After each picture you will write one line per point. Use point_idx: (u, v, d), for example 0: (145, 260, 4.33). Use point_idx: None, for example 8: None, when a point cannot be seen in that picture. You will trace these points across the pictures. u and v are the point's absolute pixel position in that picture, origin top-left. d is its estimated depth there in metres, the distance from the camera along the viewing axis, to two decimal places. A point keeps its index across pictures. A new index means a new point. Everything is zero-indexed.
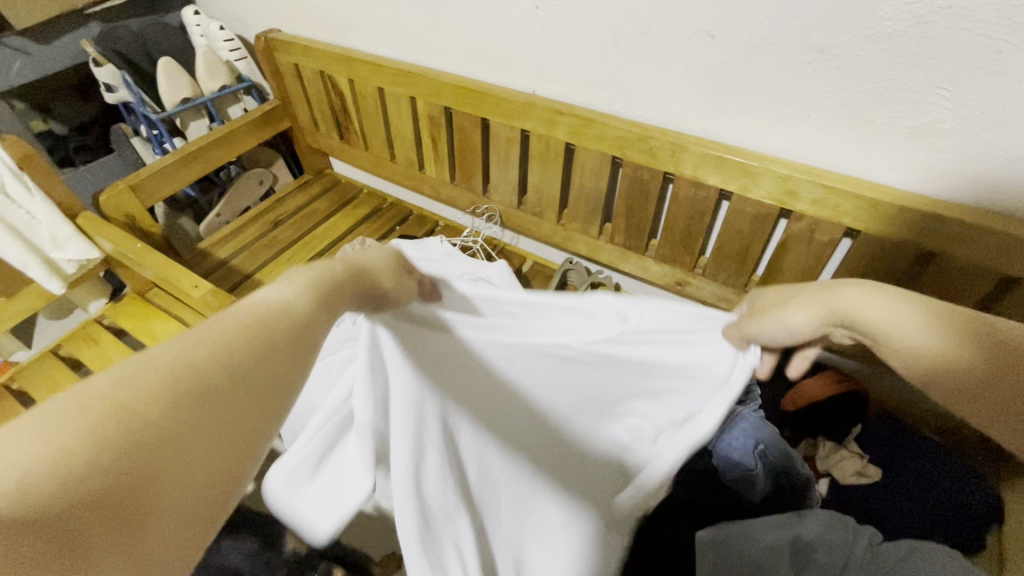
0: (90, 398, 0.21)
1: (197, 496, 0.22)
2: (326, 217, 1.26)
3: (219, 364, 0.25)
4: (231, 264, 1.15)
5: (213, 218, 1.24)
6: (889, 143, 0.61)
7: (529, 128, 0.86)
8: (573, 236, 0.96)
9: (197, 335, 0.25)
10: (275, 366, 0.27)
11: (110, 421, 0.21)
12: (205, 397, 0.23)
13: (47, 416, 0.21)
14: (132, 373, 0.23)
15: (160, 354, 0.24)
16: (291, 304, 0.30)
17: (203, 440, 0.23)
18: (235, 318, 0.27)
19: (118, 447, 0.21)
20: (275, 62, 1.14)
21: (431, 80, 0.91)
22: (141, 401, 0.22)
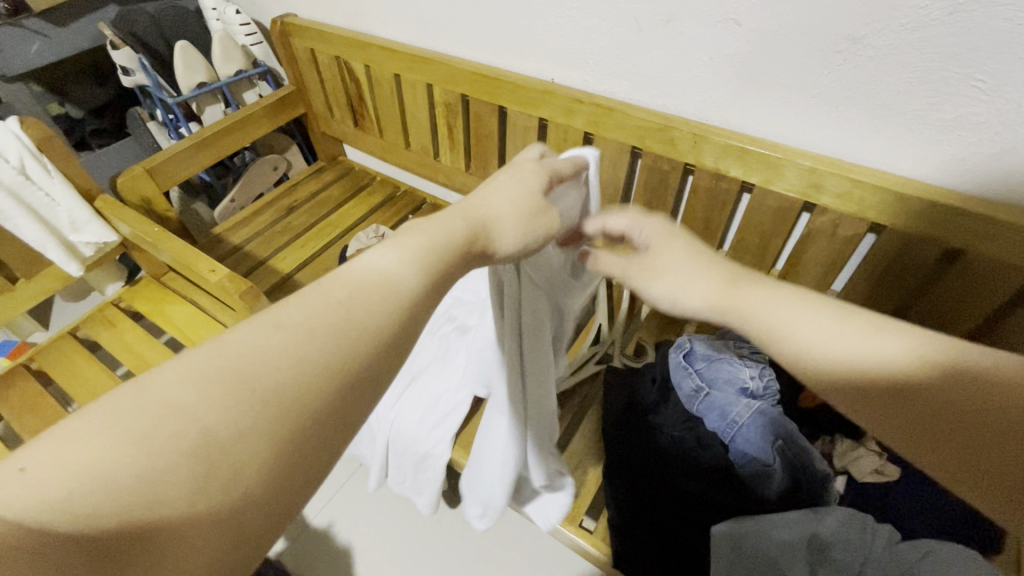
0: (157, 402, 0.25)
1: (256, 500, 0.25)
2: (340, 204, 1.26)
3: (284, 371, 0.27)
4: (246, 250, 1.15)
5: (229, 204, 1.24)
6: (919, 136, 0.60)
7: (548, 117, 0.85)
8: (589, 227, 0.95)
9: (273, 334, 0.29)
10: (342, 369, 0.29)
11: (181, 427, 0.25)
12: (267, 403, 0.26)
13: (129, 415, 0.25)
14: (202, 383, 0.26)
15: (233, 358, 0.27)
16: (382, 281, 0.33)
17: (263, 445, 0.26)
18: (312, 315, 0.30)
19: (181, 455, 0.24)
20: (290, 47, 1.14)
21: (448, 67, 0.90)
22: (205, 410, 0.25)
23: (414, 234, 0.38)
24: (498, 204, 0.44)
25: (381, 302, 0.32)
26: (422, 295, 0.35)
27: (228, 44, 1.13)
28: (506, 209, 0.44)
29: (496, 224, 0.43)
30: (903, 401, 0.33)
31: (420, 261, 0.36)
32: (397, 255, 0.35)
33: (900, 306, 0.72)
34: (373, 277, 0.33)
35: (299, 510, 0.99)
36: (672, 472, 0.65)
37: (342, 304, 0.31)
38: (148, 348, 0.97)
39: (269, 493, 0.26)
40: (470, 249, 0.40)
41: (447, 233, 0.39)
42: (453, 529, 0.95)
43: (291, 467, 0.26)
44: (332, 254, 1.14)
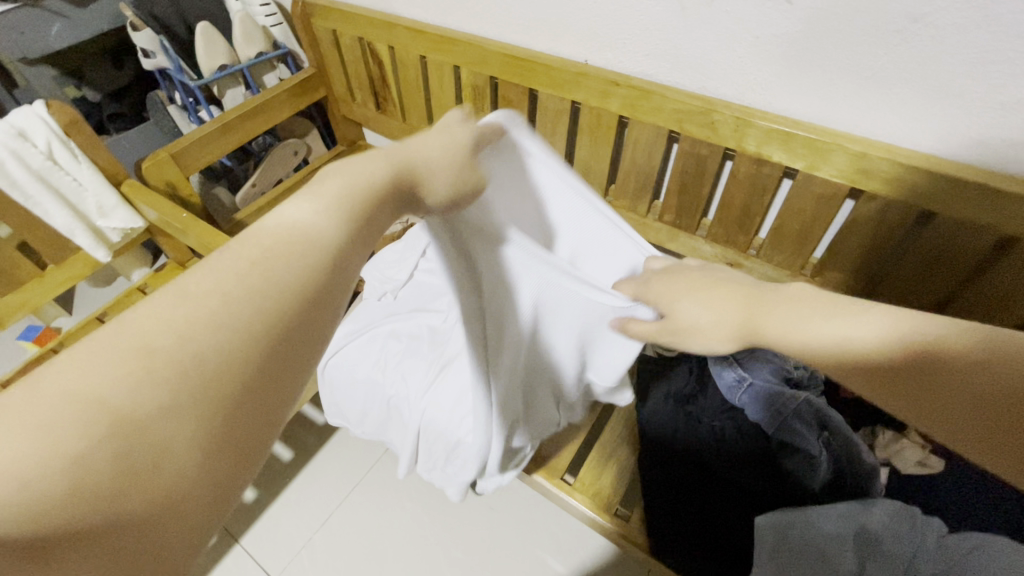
0: (66, 390, 0.20)
1: (185, 489, 0.20)
2: None
3: (204, 335, 0.22)
4: None
5: (250, 188, 1.23)
6: (978, 120, 0.58)
7: (581, 100, 0.83)
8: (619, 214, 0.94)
9: (179, 298, 0.23)
10: (269, 336, 0.23)
11: (81, 410, 0.19)
12: (189, 373, 0.21)
13: (18, 414, 0.19)
14: (119, 358, 0.21)
15: (137, 329, 0.22)
16: (314, 227, 0.28)
17: (212, 424, 0.21)
18: (227, 271, 0.24)
19: (91, 443, 0.19)
20: (311, 28, 1.11)
21: (477, 48, 0.88)
22: (113, 387, 0.20)
23: (330, 178, 0.31)
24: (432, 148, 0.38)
25: (309, 255, 0.26)
26: (355, 251, 0.29)
27: (248, 26, 1.11)
28: (435, 154, 0.38)
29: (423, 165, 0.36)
30: (914, 396, 0.33)
31: (343, 208, 0.29)
32: (316, 200, 0.29)
33: (945, 296, 0.70)
34: (295, 228, 0.27)
35: (327, 494, 0.99)
36: (711, 463, 0.64)
37: (263, 257, 0.25)
38: None
39: (199, 483, 0.21)
40: (390, 197, 0.33)
41: (372, 173, 0.33)
42: (481, 513, 0.95)
43: (246, 440, 0.23)
44: None
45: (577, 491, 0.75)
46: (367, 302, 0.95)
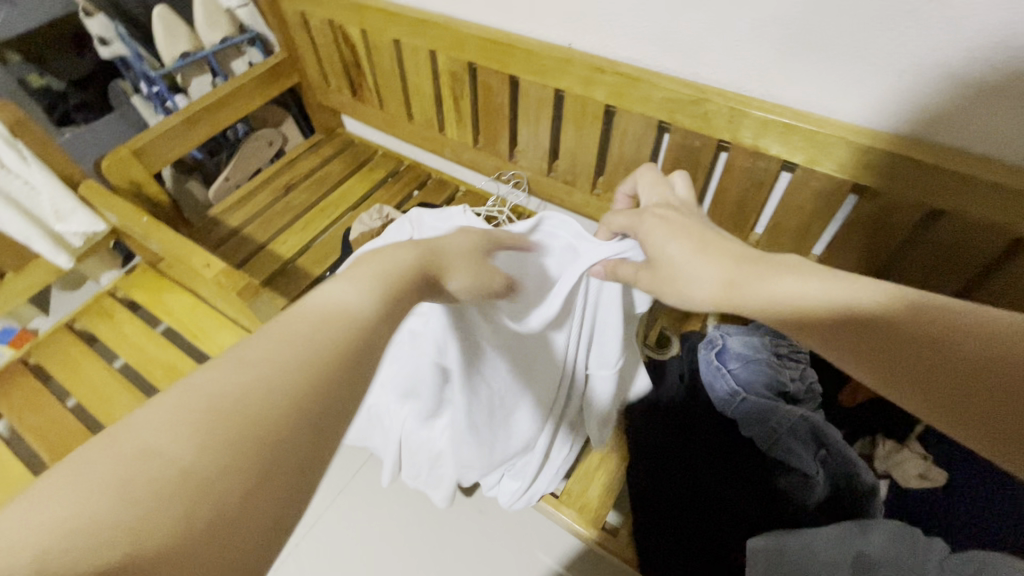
0: (132, 447, 0.22)
1: (240, 542, 0.21)
2: (340, 181, 1.19)
3: (255, 393, 0.24)
4: (243, 233, 1.09)
5: (223, 182, 1.17)
6: (999, 112, 0.52)
7: (564, 87, 0.77)
8: (608, 207, 0.88)
9: (232, 368, 0.25)
10: (316, 398, 0.25)
11: (155, 470, 0.21)
12: (235, 428, 0.23)
13: (88, 471, 0.21)
14: (177, 418, 0.23)
15: (197, 394, 0.24)
16: (352, 305, 0.31)
17: (252, 479, 0.22)
18: (277, 343, 0.27)
19: (163, 502, 0.21)
20: (278, 9, 1.04)
21: (452, 30, 0.81)
22: (185, 448, 0.22)
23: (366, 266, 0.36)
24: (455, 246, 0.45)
25: (346, 328, 0.29)
26: (385, 327, 0.31)
27: (211, 9, 1.04)
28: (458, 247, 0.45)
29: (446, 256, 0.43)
30: (890, 348, 0.34)
31: (379, 291, 0.33)
32: (353, 284, 0.33)
33: (951, 298, 0.66)
34: (332, 307, 0.30)
35: (312, 500, 0.97)
36: (697, 476, 0.62)
37: (304, 331, 0.28)
38: (147, 340, 0.93)
39: (254, 539, 0.22)
40: (417, 285, 0.37)
41: (403, 263, 0.37)
42: (470, 518, 0.93)
43: (282, 502, 0.23)
44: (334, 236, 1.08)
45: (565, 504, 0.72)
46: None
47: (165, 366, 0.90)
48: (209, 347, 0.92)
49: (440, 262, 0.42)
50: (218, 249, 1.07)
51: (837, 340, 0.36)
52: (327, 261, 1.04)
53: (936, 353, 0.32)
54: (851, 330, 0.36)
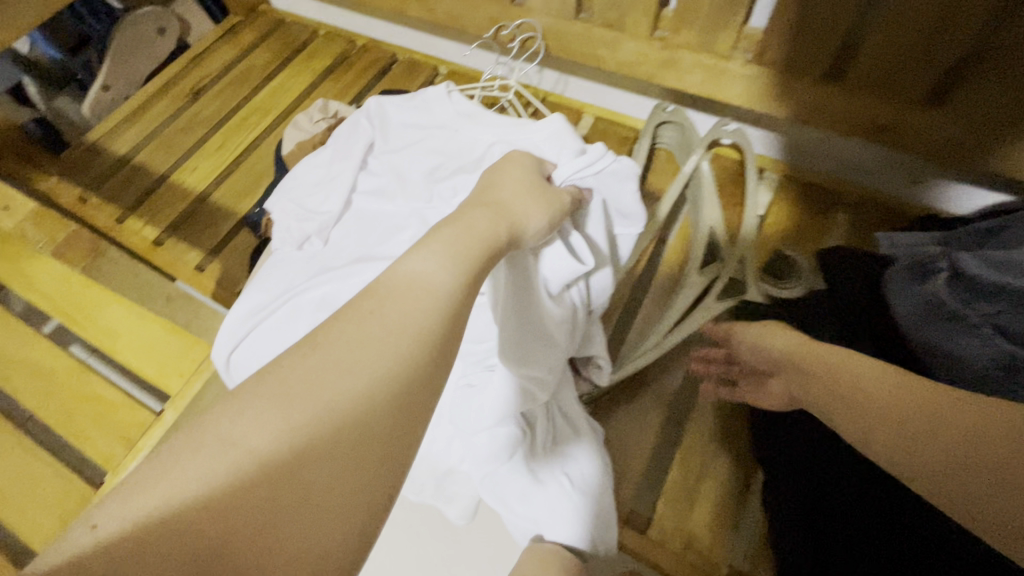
0: (219, 438, 0.22)
1: (334, 518, 0.22)
2: (268, 77, 0.84)
3: (358, 377, 0.24)
4: (137, 161, 0.76)
5: (99, 93, 0.82)
6: None
7: None
8: (677, 60, 0.55)
9: (321, 350, 0.25)
10: (403, 379, 0.25)
11: (235, 457, 0.22)
12: (326, 414, 0.23)
13: (180, 458, 0.22)
14: (275, 396, 0.23)
15: (304, 368, 0.24)
16: (432, 282, 0.28)
17: (340, 479, 0.23)
18: (353, 327, 0.26)
19: (249, 478, 0.22)
20: None
21: None
22: (270, 445, 0.22)
23: (439, 232, 0.32)
24: (508, 189, 0.39)
25: (429, 308, 0.27)
26: (471, 294, 0.29)
27: None
28: (512, 180, 0.40)
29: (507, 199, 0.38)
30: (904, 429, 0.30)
31: (452, 257, 0.30)
32: (427, 253, 0.30)
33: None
34: (415, 277, 0.28)
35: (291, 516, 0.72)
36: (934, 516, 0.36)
37: (383, 305, 0.26)
38: None
39: (349, 516, 0.23)
40: (501, 251, 0.34)
41: (484, 226, 0.34)
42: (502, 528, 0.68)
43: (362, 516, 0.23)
44: (265, 155, 0.75)
45: (654, 543, 0.46)
46: (281, 254, 0.60)
47: (30, 364, 0.61)
48: (95, 335, 0.62)
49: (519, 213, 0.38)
50: (102, 187, 0.75)
51: (863, 408, 0.32)
52: (258, 191, 0.72)
53: (887, 411, 0.31)
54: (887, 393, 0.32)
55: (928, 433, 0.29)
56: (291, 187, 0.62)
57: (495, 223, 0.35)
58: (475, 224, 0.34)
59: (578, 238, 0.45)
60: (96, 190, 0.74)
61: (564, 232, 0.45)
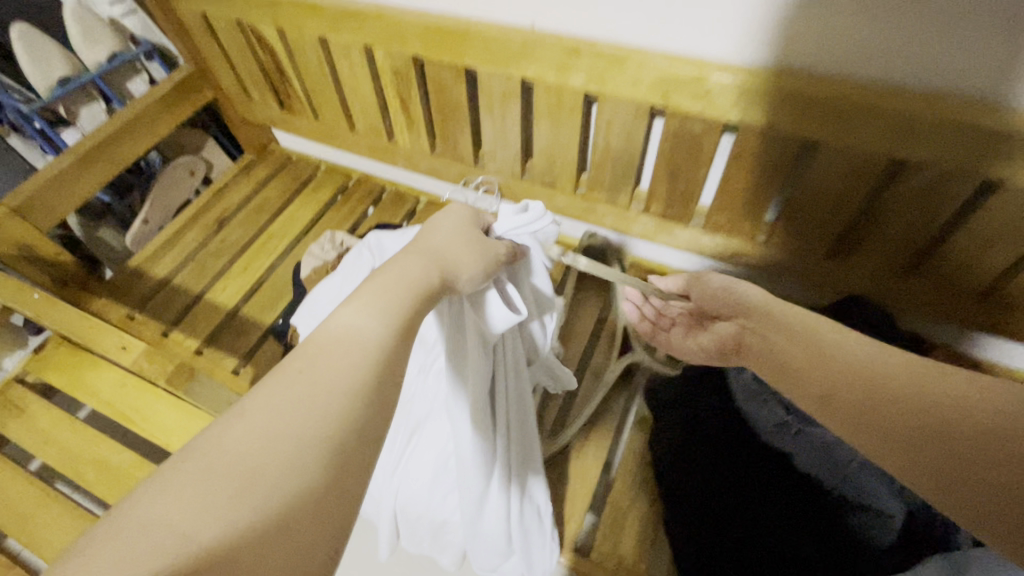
0: (138, 526, 0.22)
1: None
2: (282, 208, 1.04)
3: (286, 443, 0.26)
4: (175, 283, 0.94)
5: (141, 226, 1.00)
6: None
7: (533, 77, 0.64)
8: (595, 208, 0.78)
9: (243, 418, 0.26)
10: (340, 436, 0.27)
11: (160, 541, 0.21)
12: (253, 483, 0.24)
13: (88, 559, 0.21)
14: (188, 482, 0.24)
15: (222, 449, 0.25)
16: (363, 334, 0.32)
17: (271, 545, 0.23)
18: (285, 393, 0.28)
19: (177, 563, 0.21)
20: (174, 12, 0.87)
21: (389, 21, 0.67)
22: (199, 518, 0.22)
23: (373, 279, 0.38)
24: (445, 236, 0.46)
25: (361, 355, 0.31)
26: None
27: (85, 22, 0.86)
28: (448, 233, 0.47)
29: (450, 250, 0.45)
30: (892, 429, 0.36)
31: (393, 302, 0.36)
32: (361, 307, 0.34)
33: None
34: (346, 334, 0.32)
35: None
36: None
37: (310, 371, 0.29)
38: (69, 432, 0.78)
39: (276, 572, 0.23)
40: (437, 289, 0.40)
41: (418, 266, 0.41)
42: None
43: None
44: (283, 274, 0.93)
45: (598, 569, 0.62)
46: None
47: (97, 464, 0.75)
48: (150, 432, 0.77)
49: (458, 259, 0.45)
50: (146, 306, 0.91)
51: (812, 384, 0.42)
52: (278, 305, 0.90)
53: (870, 412, 0.37)
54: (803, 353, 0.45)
55: (916, 431, 0.35)
56: (311, 306, 0.80)
57: (431, 266, 0.41)
58: (410, 268, 0.40)
59: (512, 289, 0.54)
60: (141, 309, 0.91)
61: (501, 283, 0.54)
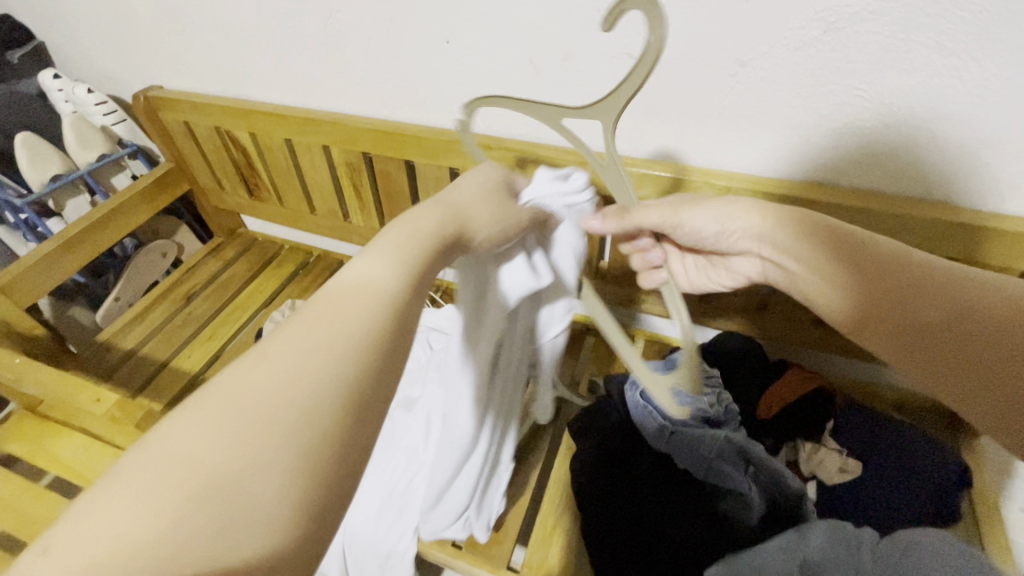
0: (174, 457, 0.26)
1: (289, 503, 0.26)
2: (246, 282, 1.15)
3: (301, 391, 0.28)
4: (142, 354, 1.01)
5: (112, 303, 1.09)
6: (842, 148, 0.61)
7: (459, 166, 0.81)
8: None
9: (267, 360, 0.29)
10: (353, 388, 0.29)
11: (189, 472, 0.25)
12: (271, 428, 0.27)
13: (136, 483, 0.25)
14: (209, 418, 0.27)
15: (244, 391, 0.28)
16: (375, 289, 0.34)
17: (281, 475, 0.26)
18: (303, 338, 0.30)
19: (204, 486, 0.25)
20: (161, 121, 1.02)
21: (344, 127, 0.84)
22: (221, 454, 0.26)
23: (384, 239, 0.39)
24: (465, 197, 0.46)
25: (373, 310, 0.33)
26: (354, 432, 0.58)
27: (81, 129, 1.01)
28: (466, 198, 0.45)
29: (462, 216, 0.44)
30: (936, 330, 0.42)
31: (408, 266, 0.37)
32: (376, 261, 0.36)
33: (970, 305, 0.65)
34: (361, 284, 0.34)
35: None
36: None
37: (327, 318, 0.32)
38: (29, 498, 0.81)
39: (286, 497, 0.26)
40: (445, 249, 0.41)
41: (428, 225, 0.41)
42: None
43: (309, 500, 0.27)
44: (245, 341, 1.03)
45: None
46: None
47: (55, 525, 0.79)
48: None
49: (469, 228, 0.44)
50: (113, 376, 0.98)
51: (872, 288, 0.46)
52: None
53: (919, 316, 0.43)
54: (849, 269, 0.47)
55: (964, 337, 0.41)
56: None
57: (442, 232, 0.41)
58: (421, 224, 0.41)
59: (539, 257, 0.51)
60: (107, 379, 0.97)
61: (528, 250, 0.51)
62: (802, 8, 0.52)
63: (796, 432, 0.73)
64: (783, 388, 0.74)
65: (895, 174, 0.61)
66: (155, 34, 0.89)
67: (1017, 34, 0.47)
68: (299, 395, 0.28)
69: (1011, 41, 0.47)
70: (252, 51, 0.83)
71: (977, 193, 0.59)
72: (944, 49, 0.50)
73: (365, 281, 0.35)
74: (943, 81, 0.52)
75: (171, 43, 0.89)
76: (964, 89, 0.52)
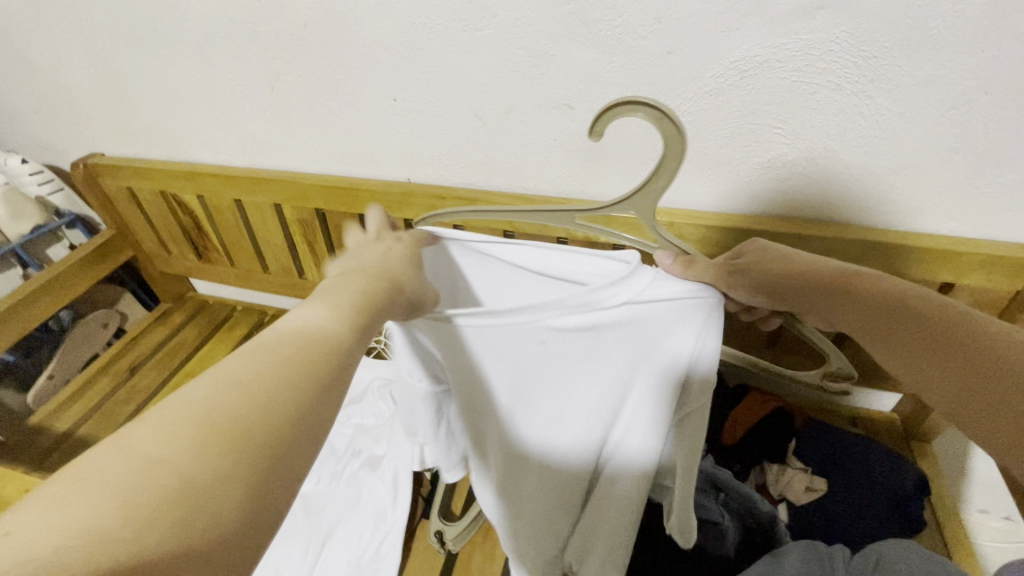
0: (131, 457, 0.23)
1: (243, 522, 0.24)
2: (195, 348, 1.10)
3: (263, 414, 0.27)
4: (79, 436, 0.94)
5: (46, 381, 1.00)
6: (770, 182, 0.66)
7: (413, 217, 0.82)
8: None
9: (230, 383, 0.27)
10: (309, 419, 0.29)
11: (148, 475, 0.23)
12: (236, 446, 0.25)
13: (89, 479, 0.22)
14: (168, 426, 0.25)
15: (205, 406, 0.26)
16: (329, 332, 0.33)
17: (243, 491, 0.25)
18: (265, 365, 0.29)
19: (165, 494, 0.23)
20: (101, 188, 0.99)
21: (295, 184, 0.84)
22: (186, 461, 0.24)
23: (328, 290, 0.37)
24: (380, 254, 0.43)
25: (332, 347, 0.32)
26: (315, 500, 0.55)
27: (13, 200, 0.96)
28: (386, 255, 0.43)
29: (393, 271, 0.41)
30: (947, 354, 0.37)
31: (353, 313, 0.35)
32: (323, 308, 0.34)
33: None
34: (312, 328, 0.33)
35: None
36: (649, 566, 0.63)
37: (284, 349, 0.30)
38: None
39: (246, 514, 0.25)
40: (384, 302, 0.39)
41: (367, 281, 0.38)
42: None
43: (262, 521, 0.25)
44: None
45: None
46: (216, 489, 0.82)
47: None
48: None
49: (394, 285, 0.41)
50: (45, 463, 0.90)
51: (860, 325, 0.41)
52: None
53: (920, 347, 0.38)
54: (839, 308, 0.42)
55: (976, 365, 0.35)
56: None
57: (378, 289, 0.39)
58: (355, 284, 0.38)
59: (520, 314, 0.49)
60: (39, 467, 0.90)
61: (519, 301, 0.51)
62: (718, 58, 0.57)
63: (763, 456, 0.74)
64: (742, 412, 0.75)
65: (820, 202, 0.66)
66: (96, 102, 0.88)
67: (900, 75, 0.53)
68: (260, 420, 0.27)
69: (898, 80, 0.54)
70: (198, 116, 0.83)
71: (892, 215, 0.65)
72: (843, 89, 0.56)
73: (313, 328, 0.32)
74: (846, 118, 0.57)
75: (112, 110, 0.88)
76: (866, 124, 0.58)
